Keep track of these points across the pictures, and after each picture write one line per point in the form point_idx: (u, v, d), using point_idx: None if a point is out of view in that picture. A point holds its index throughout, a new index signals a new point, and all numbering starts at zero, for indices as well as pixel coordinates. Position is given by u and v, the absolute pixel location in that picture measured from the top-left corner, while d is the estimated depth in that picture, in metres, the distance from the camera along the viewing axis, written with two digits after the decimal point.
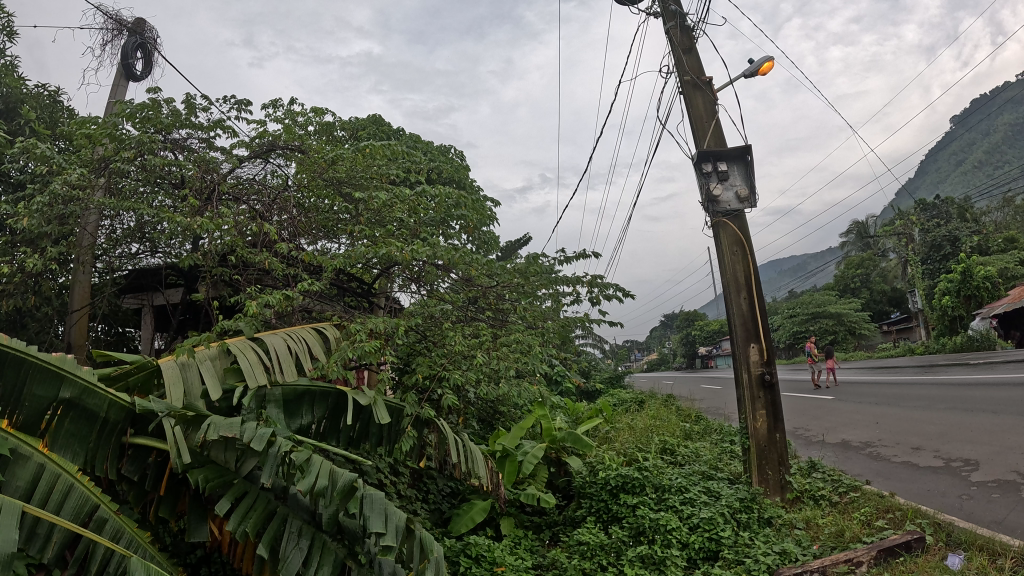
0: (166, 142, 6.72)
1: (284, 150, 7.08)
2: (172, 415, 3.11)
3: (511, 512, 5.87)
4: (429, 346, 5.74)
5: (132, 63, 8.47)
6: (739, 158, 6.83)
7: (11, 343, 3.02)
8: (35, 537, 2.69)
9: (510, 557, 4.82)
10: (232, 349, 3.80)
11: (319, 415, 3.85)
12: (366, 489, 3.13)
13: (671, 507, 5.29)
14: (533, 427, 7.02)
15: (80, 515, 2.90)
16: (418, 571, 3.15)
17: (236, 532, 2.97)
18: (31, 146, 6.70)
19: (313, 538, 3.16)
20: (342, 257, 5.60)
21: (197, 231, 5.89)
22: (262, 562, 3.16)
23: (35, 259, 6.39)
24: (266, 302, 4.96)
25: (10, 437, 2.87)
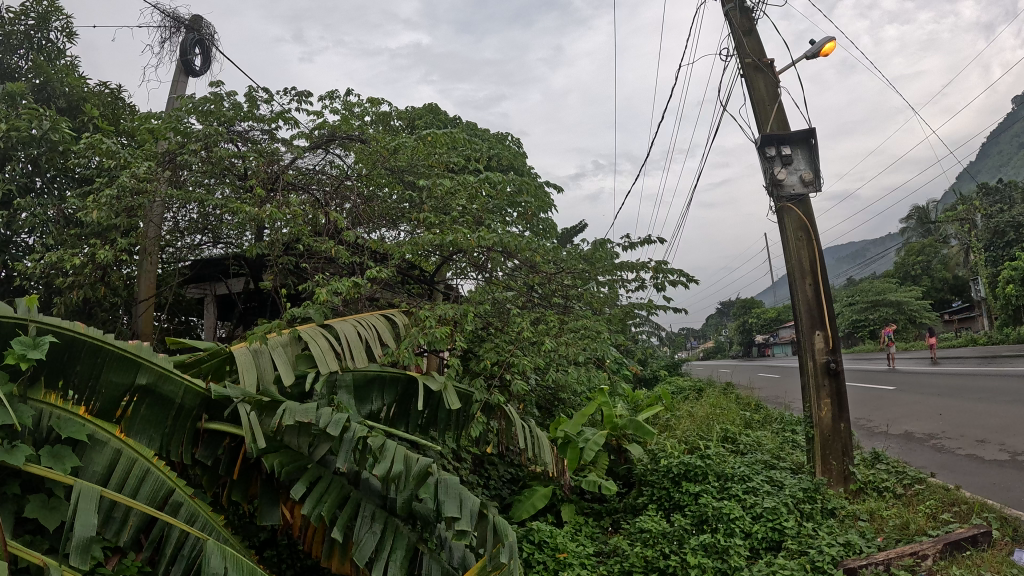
0: (230, 135, 6.82)
1: (344, 140, 7.16)
2: (247, 401, 3.18)
3: (573, 498, 5.91)
4: (495, 330, 5.74)
5: (190, 59, 8.65)
6: (805, 143, 6.67)
7: (89, 331, 3.03)
8: (111, 520, 2.79)
9: (572, 543, 4.93)
10: (303, 336, 3.86)
11: (388, 401, 3.89)
12: (440, 474, 3.14)
13: (733, 496, 5.22)
14: (593, 414, 7.01)
15: (156, 499, 2.95)
16: (491, 556, 3.17)
17: (311, 515, 3.03)
18: (96, 142, 6.84)
19: (386, 522, 3.20)
20: (405, 244, 5.73)
21: (264, 221, 5.97)
22: (335, 543, 3.22)
23: (104, 251, 6.52)
24: (334, 289, 5.00)
25: (87, 423, 2.96)
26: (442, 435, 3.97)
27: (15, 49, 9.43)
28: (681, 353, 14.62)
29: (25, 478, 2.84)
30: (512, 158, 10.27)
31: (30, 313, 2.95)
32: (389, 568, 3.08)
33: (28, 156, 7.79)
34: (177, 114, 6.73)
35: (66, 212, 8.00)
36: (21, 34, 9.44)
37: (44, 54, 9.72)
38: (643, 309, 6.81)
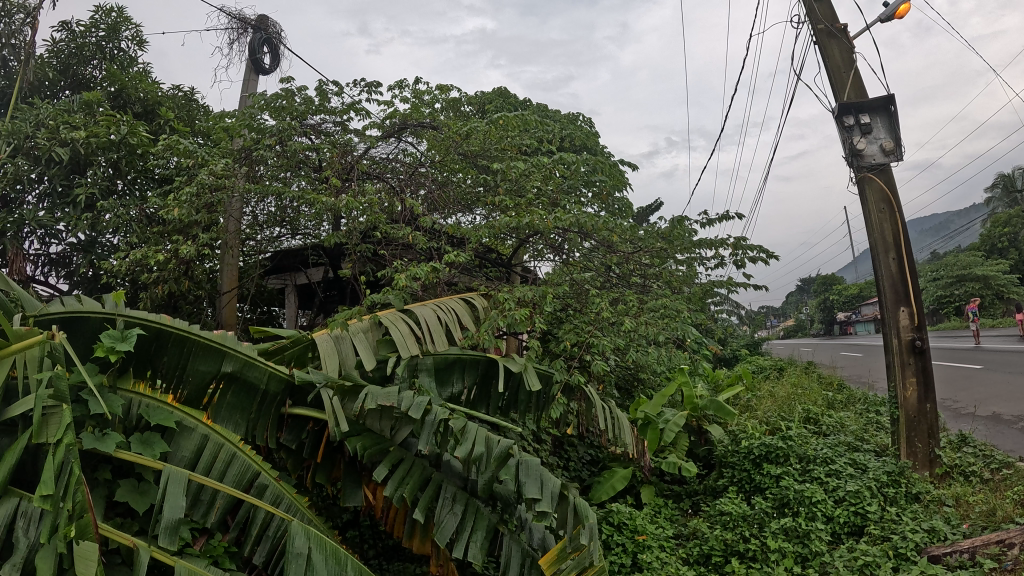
0: (304, 128, 6.92)
1: (415, 128, 7.24)
2: (330, 386, 3.26)
3: (652, 480, 5.90)
4: (573, 311, 5.69)
5: (259, 58, 8.85)
6: (883, 110, 6.41)
7: (174, 322, 3.13)
8: (199, 503, 2.87)
9: (652, 525, 4.94)
10: (383, 322, 3.93)
11: (470, 383, 3.92)
12: (521, 456, 3.17)
13: (816, 479, 5.10)
14: (673, 395, 6.96)
15: (242, 483, 3.01)
16: (571, 537, 3.18)
17: (393, 497, 3.08)
18: (175, 144, 7.03)
19: (467, 504, 3.23)
20: (482, 228, 5.79)
21: (341, 211, 6.07)
22: (415, 524, 3.33)
23: (188, 247, 6.69)
24: (412, 275, 5.06)
25: (175, 411, 3.07)
26: (522, 416, 4.00)
27: (89, 60, 9.53)
28: (762, 332, 14.28)
29: (116, 464, 2.89)
30: (584, 137, 10.14)
31: (117, 308, 3.05)
32: (469, 549, 3.11)
33: (109, 160, 7.90)
34: (251, 111, 6.84)
35: (149, 210, 7.98)
36: (93, 45, 9.52)
37: (117, 63, 9.81)
38: (723, 286, 6.70)
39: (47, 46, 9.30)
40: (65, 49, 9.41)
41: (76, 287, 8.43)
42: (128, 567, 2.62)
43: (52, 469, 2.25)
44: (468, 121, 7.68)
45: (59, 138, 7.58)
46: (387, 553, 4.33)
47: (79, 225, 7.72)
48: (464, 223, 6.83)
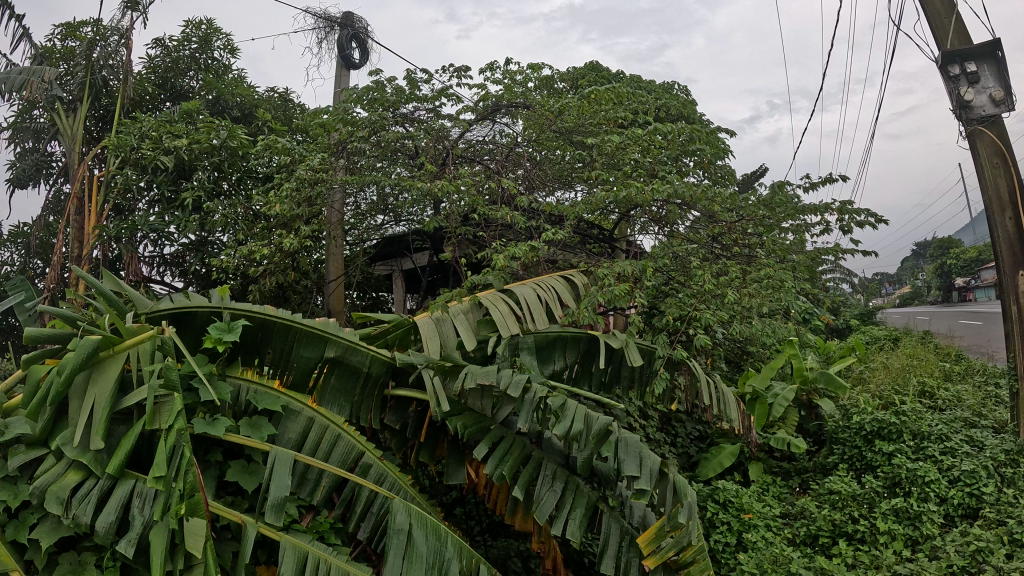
0: (395, 118, 6.70)
1: (509, 108, 6.91)
2: (431, 366, 3.18)
3: (761, 457, 5.78)
4: (678, 285, 5.60)
5: (349, 53, 8.93)
6: (990, 56, 5.98)
7: (277, 312, 3.18)
8: (305, 482, 2.93)
9: (759, 504, 4.84)
10: (483, 301, 3.88)
11: (572, 360, 3.87)
12: (621, 432, 3.11)
13: (930, 458, 4.85)
14: (783, 367, 6.77)
15: (348, 461, 3.05)
16: (670, 515, 3.12)
17: (493, 475, 3.10)
18: (272, 142, 7.10)
19: (566, 482, 3.21)
20: (581, 204, 5.69)
21: (439, 196, 6.09)
22: (517, 503, 3.32)
23: (291, 239, 6.77)
24: (512, 254, 5.04)
25: (281, 395, 3.11)
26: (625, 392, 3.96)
27: (185, 71, 9.66)
28: (878, 300, 13.65)
29: (227, 446, 2.96)
30: (683, 105, 9.77)
31: (223, 301, 3.13)
32: (568, 526, 3.10)
33: (212, 164, 7.68)
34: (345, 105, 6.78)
35: (252, 208, 7.74)
36: (187, 57, 9.67)
37: (212, 72, 9.94)
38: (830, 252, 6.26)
39: (143, 62, 9.50)
40: (161, 65, 9.54)
41: (191, 284, 8.61)
42: (237, 543, 2.65)
43: (164, 453, 2.35)
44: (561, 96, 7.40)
45: (163, 148, 7.41)
46: (494, 528, 4.46)
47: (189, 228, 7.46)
48: (564, 201, 6.85)
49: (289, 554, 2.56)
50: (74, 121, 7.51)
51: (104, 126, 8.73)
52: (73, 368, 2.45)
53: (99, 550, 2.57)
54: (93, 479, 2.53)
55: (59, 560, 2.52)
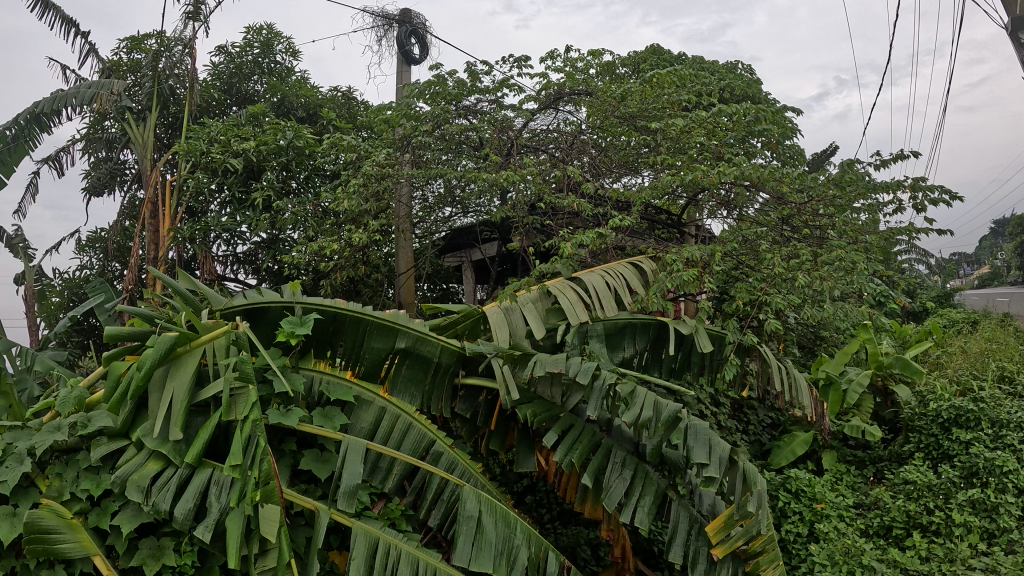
0: (459, 110, 6.73)
1: (572, 96, 6.90)
2: (500, 355, 3.21)
3: (834, 445, 5.64)
4: (748, 271, 5.55)
5: (409, 49, 9.00)
6: None
7: (349, 305, 3.21)
8: (378, 470, 2.96)
9: (831, 493, 4.72)
10: (552, 290, 3.84)
11: (642, 346, 3.87)
12: (690, 418, 3.08)
13: (1010, 447, 4.67)
14: (857, 352, 6.58)
15: (419, 450, 3.10)
16: (739, 504, 3.07)
17: (562, 463, 3.11)
18: (338, 140, 7.10)
19: (636, 469, 3.21)
20: (648, 189, 5.59)
21: (505, 185, 6.06)
22: (586, 491, 3.33)
23: (360, 235, 6.72)
24: (580, 242, 5.02)
25: (353, 386, 3.18)
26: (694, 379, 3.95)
27: (249, 76, 9.90)
28: (955, 283, 13.17)
29: (301, 435, 3.02)
30: (748, 84, 9.55)
31: (294, 295, 3.18)
32: (636, 514, 3.10)
33: (279, 164, 7.82)
34: (408, 100, 6.76)
35: (321, 205, 7.74)
36: (251, 62, 9.89)
37: (275, 75, 10.12)
38: (903, 232, 6.10)
39: (209, 69, 9.76)
40: (226, 71, 9.81)
41: (263, 280, 8.65)
42: (311, 529, 2.71)
43: (239, 442, 2.41)
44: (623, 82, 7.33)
45: (232, 151, 7.59)
46: (564, 516, 4.48)
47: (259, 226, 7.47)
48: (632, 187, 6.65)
49: (361, 540, 2.61)
50: (145, 129, 7.49)
51: (173, 133, 9.08)
52: (153, 364, 2.58)
53: (177, 536, 2.64)
54: (172, 468, 2.63)
55: (140, 545, 2.61)
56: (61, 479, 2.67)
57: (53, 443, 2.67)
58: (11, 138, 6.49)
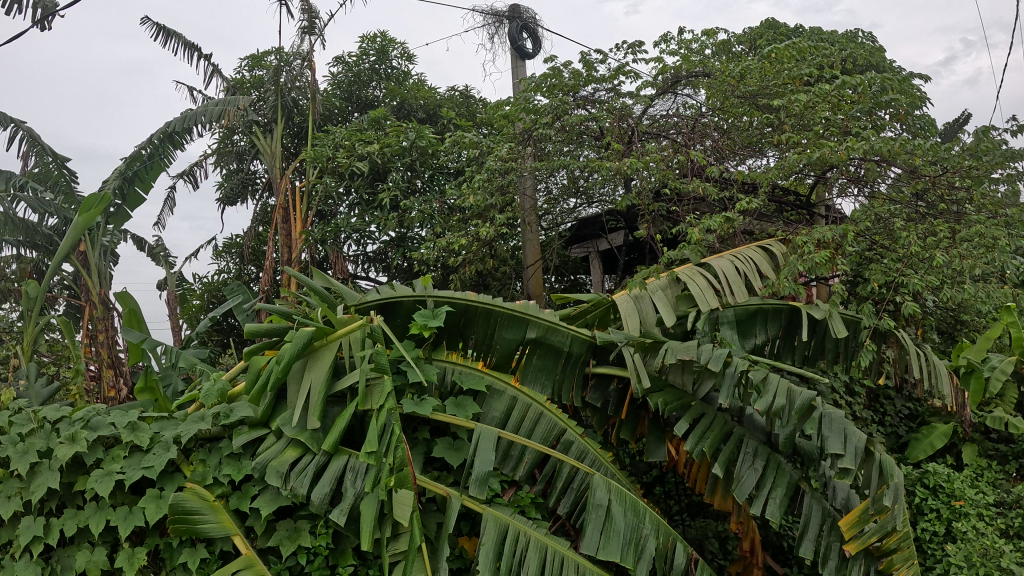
0: (577, 101, 6.52)
1: (689, 79, 6.78)
2: (632, 343, 3.24)
3: (976, 438, 5.31)
4: (883, 250, 5.38)
5: (521, 44, 9.05)
6: None
7: (479, 297, 3.27)
8: (509, 458, 2.99)
9: (971, 489, 4.43)
10: (681, 277, 3.83)
11: (773, 333, 3.73)
12: (825, 407, 3.02)
13: None
14: (1001, 338, 6.17)
15: (550, 438, 3.10)
16: (875, 497, 2.99)
17: (694, 452, 3.09)
18: (461, 138, 7.21)
19: (768, 459, 3.17)
20: (774, 169, 5.45)
21: (628, 174, 5.93)
22: (716, 481, 3.34)
23: (488, 229, 6.60)
24: (708, 227, 4.94)
25: (485, 375, 3.21)
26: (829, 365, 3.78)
27: (368, 83, 10.16)
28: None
29: (434, 424, 3.11)
30: (874, 54, 9.08)
31: (427, 290, 3.29)
32: (768, 506, 3.07)
33: (404, 164, 7.92)
34: (526, 93, 6.74)
35: (447, 203, 7.73)
36: (368, 69, 10.15)
37: (394, 80, 10.28)
38: None
39: (329, 79, 10.12)
40: (346, 79, 10.14)
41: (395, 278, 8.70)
42: (443, 514, 2.78)
43: (375, 430, 2.51)
44: (740, 61, 7.15)
45: (358, 155, 7.81)
46: (692, 508, 4.44)
47: (388, 226, 7.56)
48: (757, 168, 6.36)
49: (491, 526, 2.65)
50: (271, 141, 7.91)
51: (298, 142, 9.44)
52: (291, 358, 2.67)
53: (313, 519, 2.76)
54: (310, 456, 2.74)
55: (277, 527, 2.74)
56: (205, 465, 2.84)
57: (198, 432, 2.84)
58: (147, 157, 6.78)
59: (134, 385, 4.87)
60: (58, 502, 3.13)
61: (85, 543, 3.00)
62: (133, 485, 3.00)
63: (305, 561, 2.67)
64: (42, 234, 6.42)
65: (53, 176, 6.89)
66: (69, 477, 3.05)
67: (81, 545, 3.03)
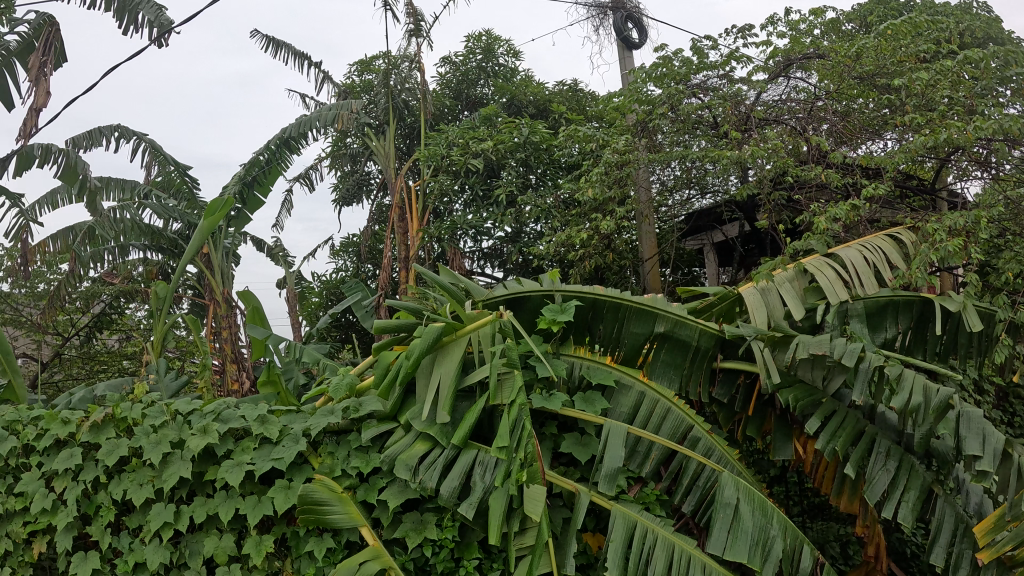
0: (690, 89, 6.52)
1: (802, 62, 6.53)
2: (761, 338, 3.15)
3: None
4: (1014, 236, 5.07)
5: (628, 35, 8.96)
6: None
7: (607, 292, 3.26)
8: (636, 454, 2.93)
9: None
10: (809, 269, 3.69)
11: (904, 326, 3.57)
12: (963, 406, 2.87)
13: None
14: None
15: (678, 434, 3.02)
16: (1012, 502, 2.78)
17: (825, 451, 3.00)
18: (573, 131, 7.18)
19: (901, 460, 3.04)
20: (899, 153, 5.26)
21: (746, 162, 5.78)
22: (843, 481, 3.25)
23: (608, 223, 6.58)
24: (834, 216, 4.82)
25: (614, 369, 3.16)
26: (963, 362, 3.60)
27: (476, 81, 10.27)
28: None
29: (561, 419, 3.07)
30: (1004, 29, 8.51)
31: (554, 284, 3.29)
32: (900, 509, 2.95)
33: (518, 160, 7.95)
34: (636, 84, 6.67)
35: (562, 196, 7.79)
36: (475, 68, 10.25)
37: (501, 77, 10.34)
38: None
39: (438, 80, 10.34)
40: (454, 79, 10.34)
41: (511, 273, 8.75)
42: (568, 509, 2.77)
43: (506, 425, 2.52)
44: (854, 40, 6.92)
45: (472, 152, 7.92)
46: (811, 510, 4.29)
47: (505, 221, 7.67)
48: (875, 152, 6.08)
49: (620, 524, 2.64)
50: (385, 141, 7.76)
51: (411, 142, 9.67)
52: (421, 353, 2.73)
53: (440, 512, 2.79)
54: (439, 449, 2.78)
55: (403, 519, 2.79)
56: (333, 457, 2.92)
57: (328, 425, 2.91)
58: (265, 162, 7.03)
59: (254, 379, 5.07)
60: (189, 490, 3.28)
61: (214, 530, 3.12)
62: (262, 475, 3.10)
63: (430, 553, 2.71)
64: (167, 238, 6.76)
65: (176, 185, 7.23)
66: (200, 467, 3.19)
67: (210, 532, 3.16)
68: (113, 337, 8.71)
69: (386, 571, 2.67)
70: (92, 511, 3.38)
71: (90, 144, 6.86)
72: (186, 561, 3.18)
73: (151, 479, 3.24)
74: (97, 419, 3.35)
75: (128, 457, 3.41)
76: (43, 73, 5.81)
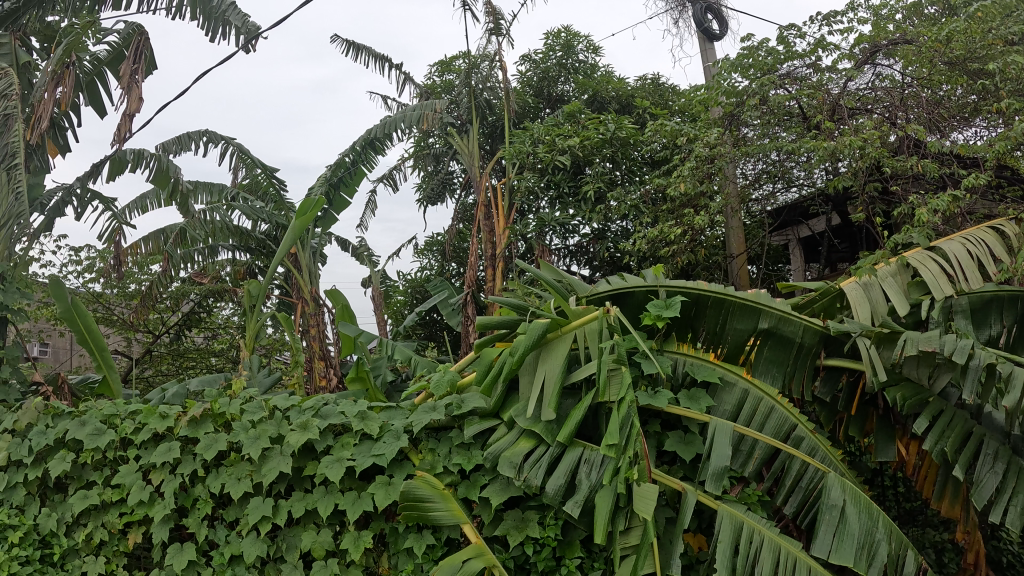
0: (779, 79, 6.43)
1: (889, 48, 6.37)
2: (867, 334, 3.08)
3: None
4: None
5: (709, 27, 8.85)
6: None
7: (710, 287, 3.21)
8: (739, 453, 2.89)
9: None
10: (911, 263, 3.59)
11: (1009, 322, 3.38)
12: None
13: None
14: None
15: (781, 433, 2.96)
16: None
17: (933, 451, 2.92)
18: (659, 126, 7.13)
19: (1011, 463, 2.92)
20: (999, 141, 5.07)
21: (836, 155, 5.67)
22: (945, 484, 3.14)
23: (701, 218, 6.43)
24: (934, 208, 4.73)
25: (717, 366, 3.10)
26: None
27: (556, 79, 10.28)
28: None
29: (664, 417, 3.04)
30: None
31: (658, 280, 3.28)
32: (1009, 514, 2.83)
33: (605, 157, 7.96)
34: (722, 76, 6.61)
35: (649, 193, 7.76)
36: (555, 65, 10.25)
37: (581, 73, 10.30)
38: None
39: (519, 78, 10.37)
40: (534, 76, 10.36)
41: (597, 270, 8.75)
42: (671, 509, 2.75)
43: (616, 422, 2.52)
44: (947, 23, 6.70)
45: (558, 149, 7.91)
46: (906, 514, 4.18)
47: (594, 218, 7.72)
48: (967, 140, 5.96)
49: (727, 524, 2.61)
50: (467, 140, 7.72)
51: (493, 141, 9.75)
52: (526, 349, 2.77)
53: (541, 510, 2.81)
54: (543, 447, 2.79)
55: (503, 517, 2.82)
56: (434, 454, 2.95)
57: (430, 422, 2.94)
58: (350, 163, 7.16)
59: (341, 375, 5.12)
60: (286, 485, 3.36)
61: (312, 525, 3.19)
62: (361, 472, 3.17)
63: (531, 551, 2.73)
64: (255, 238, 6.91)
65: (262, 187, 7.42)
66: (299, 462, 3.27)
67: (307, 526, 3.24)
68: (201, 334, 9.00)
69: (488, 568, 2.70)
70: (189, 504, 3.49)
71: (179, 149, 7.08)
72: (283, 554, 3.27)
73: (249, 474, 3.34)
74: (196, 415, 3.45)
75: (225, 452, 3.51)
76: (135, 81, 5.88)
